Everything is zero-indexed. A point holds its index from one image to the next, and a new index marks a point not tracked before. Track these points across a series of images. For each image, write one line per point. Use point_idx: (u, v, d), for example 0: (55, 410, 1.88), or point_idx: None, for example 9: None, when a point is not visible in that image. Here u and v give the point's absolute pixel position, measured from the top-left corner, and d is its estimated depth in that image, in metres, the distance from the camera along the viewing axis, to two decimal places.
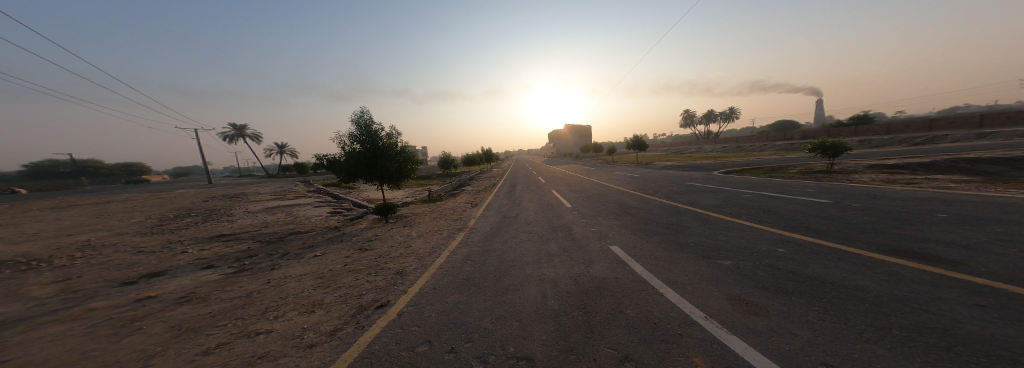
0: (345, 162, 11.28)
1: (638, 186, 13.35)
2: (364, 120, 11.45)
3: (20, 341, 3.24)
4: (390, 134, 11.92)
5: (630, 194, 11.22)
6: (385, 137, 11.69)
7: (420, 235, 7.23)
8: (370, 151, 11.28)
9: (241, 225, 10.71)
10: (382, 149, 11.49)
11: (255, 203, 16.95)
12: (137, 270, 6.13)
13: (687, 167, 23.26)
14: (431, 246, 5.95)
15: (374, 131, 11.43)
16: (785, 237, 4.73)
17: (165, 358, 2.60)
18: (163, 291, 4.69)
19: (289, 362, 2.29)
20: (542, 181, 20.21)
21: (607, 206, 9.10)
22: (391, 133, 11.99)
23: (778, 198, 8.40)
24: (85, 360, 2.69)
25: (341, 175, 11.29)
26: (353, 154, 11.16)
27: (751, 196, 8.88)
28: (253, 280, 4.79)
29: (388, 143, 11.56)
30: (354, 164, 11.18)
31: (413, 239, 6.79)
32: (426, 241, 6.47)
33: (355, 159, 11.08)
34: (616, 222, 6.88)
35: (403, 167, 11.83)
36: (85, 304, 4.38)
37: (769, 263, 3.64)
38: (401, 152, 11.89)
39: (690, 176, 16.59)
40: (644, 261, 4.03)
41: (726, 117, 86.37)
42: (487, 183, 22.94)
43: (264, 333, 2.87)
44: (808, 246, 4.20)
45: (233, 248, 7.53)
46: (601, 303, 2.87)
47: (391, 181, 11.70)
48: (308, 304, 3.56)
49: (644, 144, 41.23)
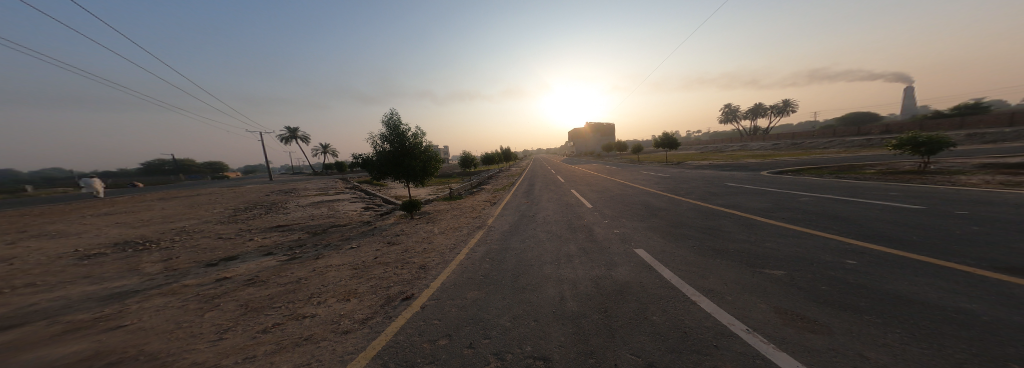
0: (376, 161, 12.04)
1: (668, 187, 12.54)
2: (393, 121, 12.15)
3: (134, 309, 3.99)
4: (416, 134, 12.54)
5: (659, 195, 10.58)
6: (411, 138, 12.32)
7: (442, 231, 7.52)
8: (398, 150, 11.95)
9: (293, 217, 12.00)
10: (409, 148, 12.12)
11: (304, 198, 18.86)
12: (215, 254, 7.18)
13: (729, 167, 21.30)
14: (452, 243, 6.18)
15: (401, 131, 12.10)
16: (854, 248, 4.11)
17: (236, 332, 3.04)
18: (235, 273, 5.45)
19: (328, 345, 2.54)
20: (562, 181, 19.82)
21: (633, 207, 8.68)
22: (417, 133, 12.60)
23: (850, 202, 7.30)
24: (177, 329, 3.23)
25: (374, 173, 12.12)
26: (383, 153, 11.90)
27: (811, 200, 7.86)
28: (301, 268, 5.37)
29: (414, 143, 12.16)
30: (384, 163, 11.91)
31: (436, 235, 7.09)
32: (447, 238, 6.74)
33: (386, 158, 11.78)
34: (642, 224, 6.56)
35: (428, 166, 12.38)
36: (179, 281, 5.26)
37: (829, 276, 3.22)
38: (426, 151, 12.45)
39: (729, 177, 15.15)
40: (672, 266, 3.80)
41: (781, 112, 77.08)
42: (507, 182, 23.10)
43: (309, 317, 3.21)
44: (879, 259, 3.65)
45: (287, 238, 8.48)
46: (623, 307, 2.76)
47: (417, 179, 12.30)
48: (344, 292, 3.90)
49: (675, 142, 38.52)
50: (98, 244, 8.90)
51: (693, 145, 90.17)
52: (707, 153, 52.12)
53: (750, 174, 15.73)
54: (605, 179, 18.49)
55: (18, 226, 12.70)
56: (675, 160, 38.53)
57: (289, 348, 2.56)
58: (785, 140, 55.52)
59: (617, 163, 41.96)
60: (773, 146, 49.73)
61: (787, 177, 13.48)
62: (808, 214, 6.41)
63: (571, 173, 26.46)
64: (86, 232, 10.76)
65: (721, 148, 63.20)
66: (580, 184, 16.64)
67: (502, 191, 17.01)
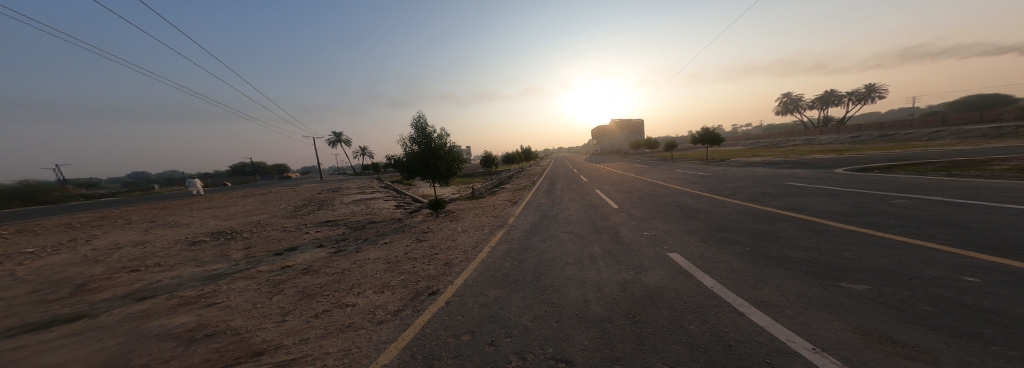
0: (406, 161, 12.74)
1: (709, 187, 11.47)
2: (421, 123, 12.80)
3: (219, 290, 4.72)
4: (441, 135, 13.10)
5: (697, 195, 9.72)
6: (437, 139, 12.89)
7: (465, 229, 7.75)
8: (425, 151, 12.54)
9: (339, 214, 13.22)
10: (435, 149, 12.67)
11: (347, 196, 20.65)
12: (278, 245, 8.20)
13: (788, 165, 18.80)
14: (474, 241, 6.33)
15: (428, 132, 12.71)
16: (970, 262, 3.36)
17: (295, 315, 3.45)
18: (294, 262, 6.17)
19: (366, 333, 2.76)
20: (584, 180, 19.16)
21: (667, 209, 8.07)
22: (442, 135, 13.15)
23: (967, 206, 5.94)
24: (250, 310, 3.76)
25: (403, 173, 12.86)
26: (411, 154, 12.57)
27: (907, 203, 6.55)
28: (345, 260, 5.91)
29: (440, 144, 12.70)
30: (413, 164, 12.58)
31: (459, 233, 7.31)
32: (470, 236, 6.91)
33: (415, 159, 12.41)
34: (677, 227, 6.08)
35: (452, 166, 12.86)
36: (254, 267, 6.12)
37: (930, 294, 2.66)
38: (449, 152, 12.95)
39: (782, 175, 13.38)
40: (714, 274, 3.44)
41: (863, 98, 65.71)
42: (526, 181, 23.01)
43: (350, 306, 3.53)
44: (1013, 277, 2.92)
45: (333, 232, 9.38)
46: (653, 314, 2.59)
47: (441, 179, 12.84)
48: (379, 284, 4.22)
49: (719, 138, 35.06)
50: (197, 233, 10.71)
51: (741, 140, 81.40)
52: (760, 149, 46.53)
53: (818, 172, 13.68)
54: (634, 178, 17.51)
55: (145, 217, 15.84)
56: (718, 157, 35.10)
57: (334, 334, 2.83)
58: (860, 133, 47.47)
59: (650, 161, 39.43)
60: (844, 140, 42.84)
61: (870, 175, 11.45)
62: (919, 220, 5.24)
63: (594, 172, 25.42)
64: (188, 223, 13.01)
65: (776, 143, 56.06)
66: (605, 183, 15.98)
67: (522, 190, 17.01)
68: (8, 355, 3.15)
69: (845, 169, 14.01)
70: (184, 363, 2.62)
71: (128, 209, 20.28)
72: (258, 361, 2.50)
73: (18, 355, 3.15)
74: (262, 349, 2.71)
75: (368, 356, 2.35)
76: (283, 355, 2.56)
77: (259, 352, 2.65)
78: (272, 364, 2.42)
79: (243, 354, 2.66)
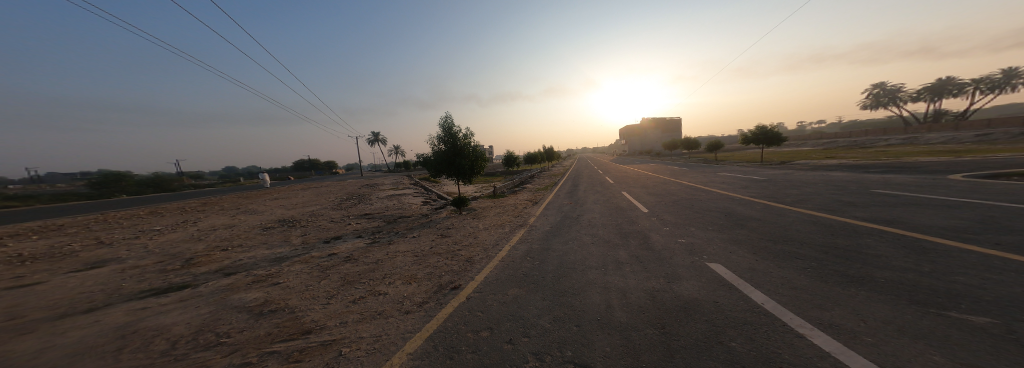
0: (433, 160, 13.25)
1: (762, 193, 10.28)
2: (447, 123, 13.24)
3: (276, 272, 5.33)
4: (466, 135, 13.41)
5: (747, 203, 8.75)
6: (462, 138, 13.24)
7: (486, 227, 7.88)
8: (450, 150, 12.93)
9: (374, 208, 14.20)
10: (460, 148, 13.02)
11: (382, 192, 22.09)
12: (325, 234, 9.04)
13: (870, 169, 16.01)
14: (495, 239, 6.41)
15: (454, 132, 13.09)
16: None
17: (336, 299, 3.78)
18: (337, 250, 6.76)
19: (395, 321, 2.94)
20: (610, 182, 18.39)
21: (709, 216, 7.39)
22: (467, 134, 13.45)
23: None
24: (299, 291, 4.19)
25: (431, 171, 13.41)
26: (437, 153, 13.02)
27: None
28: (379, 251, 6.32)
29: (464, 143, 13.04)
30: (439, 162, 13.05)
31: (480, 231, 7.45)
32: (491, 234, 7.02)
33: (441, 157, 12.86)
34: (718, 235, 5.57)
35: (475, 165, 13.15)
36: (307, 252, 6.84)
37: None
38: (474, 151, 13.25)
39: (859, 182, 11.49)
40: (763, 290, 3.08)
41: (998, 86, 52.71)
42: (548, 181, 22.70)
43: (382, 294, 3.78)
44: None
45: (368, 225, 10.09)
46: (685, 327, 2.42)
47: (465, 177, 13.18)
48: (407, 275, 4.47)
49: (779, 137, 31.24)
50: (265, 220, 12.29)
51: (804, 140, 71.91)
52: (832, 150, 40.34)
53: (914, 179, 11.43)
54: (670, 180, 16.37)
55: (231, 204, 18.73)
56: (778, 159, 31.10)
57: (368, 320, 3.05)
58: (972, 132, 38.99)
59: (694, 162, 36.25)
60: (949, 141, 35.37)
61: (989, 184, 9.30)
62: None
63: (622, 173, 24.24)
64: (259, 211, 14.99)
65: (851, 144, 48.43)
66: (635, 185, 15.18)
67: (543, 190, 16.83)
68: (127, 314, 3.88)
69: (953, 176, 11.54)
70: (251, 333, 3.00)
71: (219, 197, 24.02)
72: (306, 339, 2.77)
73: (132, 314, 3.87)
74: (310, 328, 3.00)
75: (395, 343, 2.50)
76: (325, 335, 2.81)
77: (306, 331, 2.94)
78: (317, 343, 2.67)
79: (295, 331, 2.97)
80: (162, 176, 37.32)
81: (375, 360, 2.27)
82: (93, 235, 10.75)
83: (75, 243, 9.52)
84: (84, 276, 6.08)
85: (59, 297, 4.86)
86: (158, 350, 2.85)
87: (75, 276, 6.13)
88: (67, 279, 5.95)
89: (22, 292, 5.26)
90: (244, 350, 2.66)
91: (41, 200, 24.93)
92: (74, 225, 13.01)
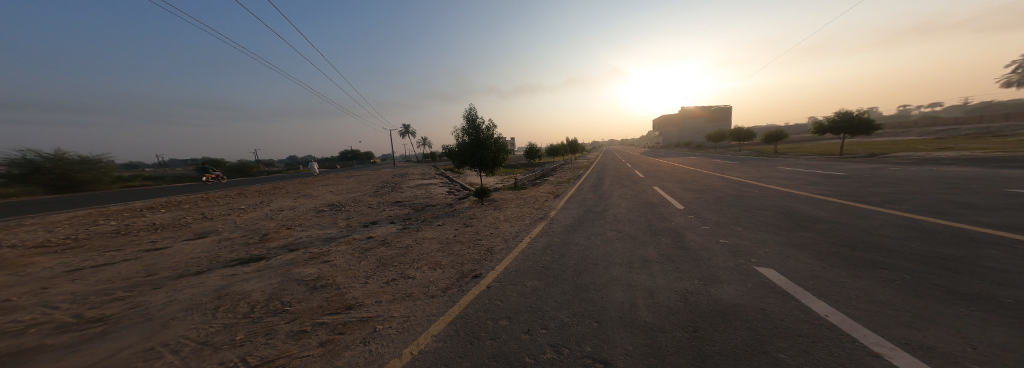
0: (457, 151, 13.59)
1: (835, 191, 8.91)
2: (472, 115, 13.41)
3: (326, 251, 6.00)
4: (490, 127, 13.50)
5: (816, 202, 7.58)
6: (486, 130, 13.36)
7: (507, 218, 8.00)
8: (474, 142, 13.12)
9: (405, 196, 15.15)
10: (484, 140, 13.18)
11: (413, 181, 23.36)
12: (366, 218, 9.89)
13: (999, 164, 12.83)
14: (516, 231, 6.47)
15: (478, 124, 13.23)
16: None
17: (373, 279, 4.17)
18: (374, 234, 7.40)
19: (421, 304, 3.15)
20: (639, 175, 17.38)
21: (762, 215, 6.58)
22: (491, 126, 13.54)
23: None
24: (343, 270, 4.67)
25: (456, 162, 13.82)
26: (462, 144, 13.29)
27: None
28: (409, 236, 6.79)
29: (488, 135, 13.17)
30: (463, 153, 13.35)
31: (501, 222, 7.58)
32: (512, 225, 7.12)
33: (465, 149, 13.12)
34: (773, 238, 4.96)
35: (498, 156, 13.29)
36: (350, 234, 7.59)
37: None
38: (496, 142, 13.36)
39: (981, 180, 9.26)
40: (827, 302, 2.70)
41: None
42: (572, 174, 22.10)
43: (410, 278, 4.06)
44: None
45: (400, 212, 10.83)
46: (722, 333, 2.24)
47: (488, 168, 13.40)
48: (433, 262, 4.73)
49: (864, 125, 26.60)
50: (318, 203, 13.82)
51: (901, 129, 59.71)
52: (941, 141, 32.93)
53: None
54: (715, 175, 14.86)
55: (295, 188, 21.45)
56: (861, 151, 26.46)
57: (399, 301, 3.32)
58: None
59: (749, 155, 32.36)
60: None
61: None
62: None
63: (655, 167, 22.35)
64: (315, 195, 16.90)
65: (969, 134, 39.17)
66: (669, 180, 14.13)
67: (566, 183, 16.47)
68: (220, 278, 4.71)
69: None
70: (307, 304, 3.45)
71: (284, 182, 27.52)
72: (348, 313, 3.11)
73: (221, 279, 4.66)
74: (351, 304, 3.35)
75: (422, 325, 2.68)
76: (363, 312, 3.12)
77: (347, 307, 3.28)
78: (356, 318, 2.98)
79: (339, 305, 3.34)
80: (245, 162, 43.79)
81: (404, 338, 2.47)
82: (197, 210, 13.07)
83: (187, 216, 11.76)
84: (192, 244, 7.48)
85: (178, 260, 6.05)
86: (241, 311, 3.41)
87: (187, 243, 7.56)
88: (181, 245, 7.37)
89: (154, 254, 6.65)
90: (301, 319, 3.07)
91: (166, 181, 30.97)
92: (185, 202, 15.97)
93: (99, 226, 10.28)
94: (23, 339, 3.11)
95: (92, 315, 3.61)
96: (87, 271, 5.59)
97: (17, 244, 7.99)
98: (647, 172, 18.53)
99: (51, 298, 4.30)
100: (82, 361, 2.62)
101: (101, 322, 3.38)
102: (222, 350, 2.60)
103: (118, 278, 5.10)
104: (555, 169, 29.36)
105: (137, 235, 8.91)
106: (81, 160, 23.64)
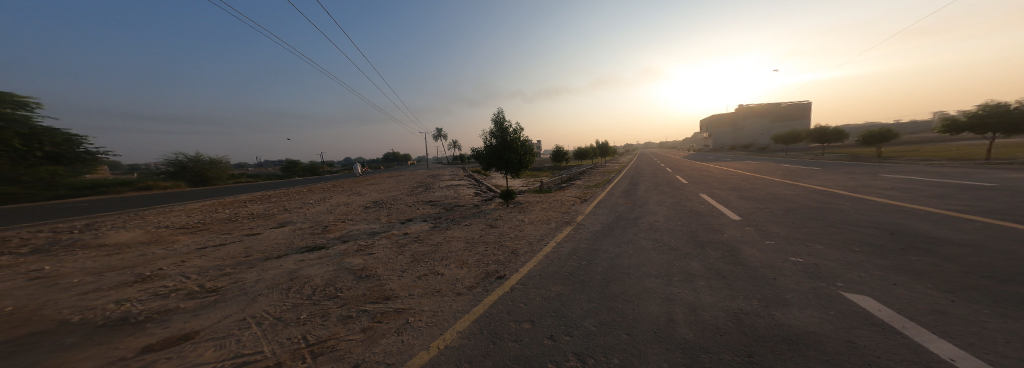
0: (484, 154, 13.83)
1: (970, 206, 6.93)
2: (499, 119, 13.55)
3: (371, 244, 6.64)
4: (516, 130, 13.48)
5: (938, 220, 5.98)
6: (513, 133, 13.39)
7: (532, 221, 7.90)
8: (501, 144, 13.23)
9: (437, 195, 15.99)
10: (511, 143, 13.26)
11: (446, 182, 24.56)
12: (404, 216, 10.64)
13: None
14: (541, 234, 6.35)
15: (505, 127, 13.32)
16: None
17: (408, 273, 4.47)
18: (409, 231, 7.97)
19: (449, 300, 3.27)
20: (682, 181, 15.80)
21: (854, 233, 5.38)
22: (517, 129, 13.50)
23: None
24: (384, 262, 5.11)
25: (483, 164, 14.10)
26: (488, 147, 13.49)
27: None
28: (440, 234, 7.17)
29: (513, 138, 13.22)
30: (490, 156, 13.55)
31: (526, 225, 7.50)
32: (536, 228, 7.02)
33: (492, 151, 13.31)
34: (867, 260, 4.02)
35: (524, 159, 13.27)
36: (389, 230, 8.26)
37: None
38: (522, 145, 13.36)
39: None
40: (955, 344, 2.08)
41: None
42: (603, 178, 20.99)
43: (439, 274, 4.26)
44: None
45: (432, 210, 11.48)
46: (786, 362, 1.88)
47: (513, 170, 13.43)
48: (459, 260, 4.87)
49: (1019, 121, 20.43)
50: (366, 200, 15.34)
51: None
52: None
53: None
54: (786, 183, 12.73)
55: (351, 186, 24.14)
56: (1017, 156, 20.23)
57: (429, 295, 3.49)
58: None
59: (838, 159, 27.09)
60: None
61: None
62: None
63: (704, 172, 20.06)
64: (364, 193, 18.78)
65: None
66: (722, 187, 12.52)
67: (594, 187, 15.75)
68: (293, 262, 5.53)
69: None
70: (353, 292, 3.85)
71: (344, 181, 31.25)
72: (385, 304, 3.37)
73: (292, 264, 5.44)
74: (388, 295, 3.64)
75: (448, 321, 2.77)
76: (398, 303, 3.36)
77: (385, 297, 3.56)
78: (392, 308, 3.22)
79: (378, 295, 3.65)
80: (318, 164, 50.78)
81: (432, 332, 2.57)
82: (279, 203, 15.57)
83: (274, 208, 14.07)
84: (275, 231, 8.94)
85: (265, 244, 7.25)
86: (304, 293, 3.94)
87: (273, 231, 9.06)
88: (268, 232, 8.85)
89: (250, 238, 8.08)
90: (349, 305, 3.43)
91: (262, 178, 37.41)
92: (272, 196, 19.11)
93: (216, 213, 12.91)
94: (166, 301, 4.02)
95: (209, 286, 4.52)
96: (208, 250, 7.04)
97: (169, 225, 10.43)
98: (699, 178, 16.70)
99: (186, 269, 5.49)
100: (198, 323, 3.27)
101: (213, 293, 4.21)
102: (291, 327, 3.01)
103: (228, 256, 6.32)
104: (589, 173, 28.19)
105: (241, 221, 10.96)
106: (211, 160, 29.84)
